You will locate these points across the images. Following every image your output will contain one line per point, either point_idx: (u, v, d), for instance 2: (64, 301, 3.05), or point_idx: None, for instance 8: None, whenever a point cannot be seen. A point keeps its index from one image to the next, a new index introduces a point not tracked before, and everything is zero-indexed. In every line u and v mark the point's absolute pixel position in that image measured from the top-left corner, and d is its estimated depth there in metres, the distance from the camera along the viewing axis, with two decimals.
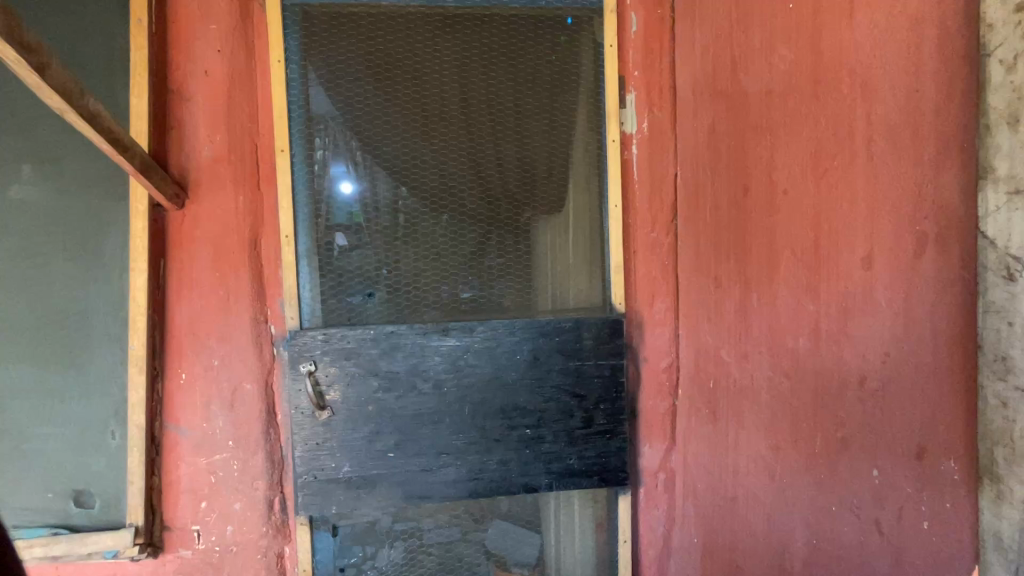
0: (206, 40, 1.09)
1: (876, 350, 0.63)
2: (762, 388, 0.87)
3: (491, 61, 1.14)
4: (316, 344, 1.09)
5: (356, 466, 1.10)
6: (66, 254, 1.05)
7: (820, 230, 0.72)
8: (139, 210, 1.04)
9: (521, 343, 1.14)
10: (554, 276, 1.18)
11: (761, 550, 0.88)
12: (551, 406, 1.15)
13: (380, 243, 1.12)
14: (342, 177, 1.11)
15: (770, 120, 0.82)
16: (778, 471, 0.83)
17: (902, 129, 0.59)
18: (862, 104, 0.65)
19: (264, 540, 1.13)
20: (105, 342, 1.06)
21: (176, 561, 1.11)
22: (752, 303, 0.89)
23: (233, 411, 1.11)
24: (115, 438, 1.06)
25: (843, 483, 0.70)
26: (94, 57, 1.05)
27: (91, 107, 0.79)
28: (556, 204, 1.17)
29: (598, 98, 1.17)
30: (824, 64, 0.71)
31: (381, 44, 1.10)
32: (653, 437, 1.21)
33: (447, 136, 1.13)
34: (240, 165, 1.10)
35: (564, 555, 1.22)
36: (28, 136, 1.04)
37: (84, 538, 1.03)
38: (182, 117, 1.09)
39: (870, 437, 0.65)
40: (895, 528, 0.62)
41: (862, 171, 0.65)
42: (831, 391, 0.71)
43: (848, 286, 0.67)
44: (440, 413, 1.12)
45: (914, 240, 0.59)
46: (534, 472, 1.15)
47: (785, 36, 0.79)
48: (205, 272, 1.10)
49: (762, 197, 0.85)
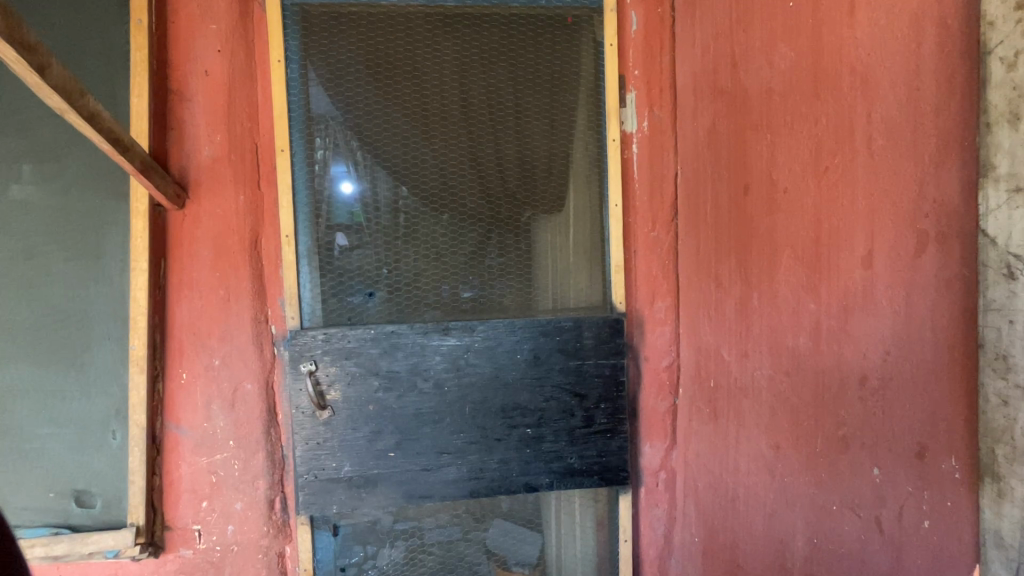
0: (206, 40, 1.09)
1: (876, 349, 0.63)
2: (763, 387, 0.87)
3: (491, 61, 1.14)
4: (316, 344, 1.09)
5: (357, 465, 1.10)
6: (66, 254, 1.05)
7: (821, 229, 0.72)
8: (140, 210, 1.04)
9: (521, 343, 1.14)
10: (554, 275, 1.18)
11: (762, 549, 0.88)
12: (551, 405, 1.15)
13: (381, 243, 1.11)
14: (342, 177, 1.10)
15: (770, 119, 0.82)
16: (778, 470, 0.83)
17: (902, 127, 0.59)
18: (862, 102, 0.64)
19: (265, 540, 1.13)
20: (106, 342, 1.06)
21: (177, 561, 1.11)
22: (752, 302, 0.89)
23: (234, 411, 1.11)
24: (116, 438, 1.06)
25: (843, 482, 0.70)
26: (94, 58, 1.05)
27: (90, 106, 0.79)
28: (557, 203, 1.17)
29: (598, 97, 1.17)
30: (824, 63, 0.71)
31: (380, 44, 1.10)
32: (654, 436, 1.21)
33: (448, 136, 1.13)
34: (240, 165, 1.10)
35: (564, 554, 1.22)
36: (28, 136, 1.04)
37: (85, 538, 1.03)
38: (183, 117, 1.09)
39: (871, 436, 0.65)
40: (895, 527, 0.62)
41: (863, 170, 0.65)
42: (831, 390, 0.71)
43: (848, 285, 0.67)
44: (441, 412, 1.12)
45: (914, 238, 0.58)
46: (535, 472, 1.15)
47: (785, 35, 0.79)
48: (206, 272, 1.10)
49: (763, 196, 0.85)
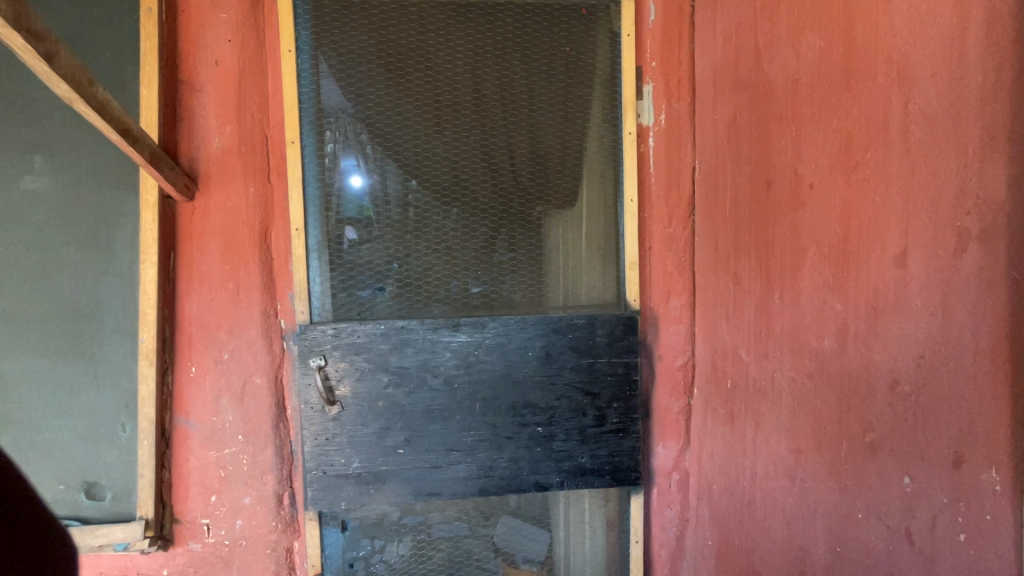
0: (217, 30, 1.07)
1: (910, 352, 0.61)
2: (784, 389, 0.84)
3: (504, 52, 1.11)
4: (326, 339, 1.07)
5: (366, 462, 1.09)
6: (76, 246, 1.04)
7: (850, 226, 0.70)
8: (149, 202, 1.03)
9: (533, 340, 1.12)
10: (566, 271, 1.15)
11: (782, 555, 0.86)
12: (563, 403, 1.13)
13: (391, 236, 1.10)
14: (352, 170, 1.08)
15: (795, 112, 0.80)
16: (800, 475, 0.81)
17: (943, 120, 0.57)
18: (898, 93, 0.62)
19: (273, 535, 1.12)
20: (116, 334, 1.05)
21: (186, 554, 1.10)
22: (773, 302, 0.87)
23: (243, 405, 1.10)
24: (125, 430, 1.05)
25: (872, 489, 0.67)
26: (105, 48, 1.03)
27: (99, 95, 0.78)
28: (569, 198, 1.15)
29: (614, 89, 1.15)
30: (857, 53, 0.68)
31: (392, 33, 1.08)
32: (667, 437, 1.19)
33: (459, 128, 1.11)
34: (251, 156, 1.08)
35: (574, 553, 1.21)
36: (39, 127, 1.03)
37: (95, 529, 1.02)
38: (193, 108, 1.07)
39: (903, 443, 0.63)
40: (927, 538, 0.60)
41: (898, 164, 0.62)
42: (859, 393, 0.69)
43: (879, 285, 0.65)
44: (451, 409, 1.10)
45: (954, 237, 0.56)
46: (545, 471, 1.13)
47: (814, 23, 0.76)
48: (216, 265, 1.09)
49: (786, 193, 0.82)
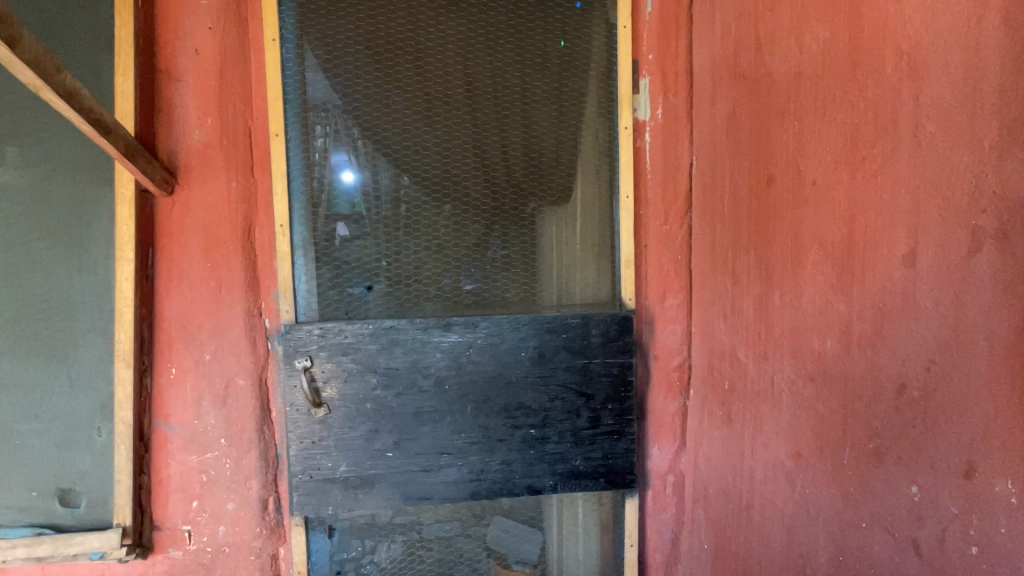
0: (197, 17, 1.03)
1: (919, 357, 0.58)
2: (784, 392, 0.82)
3: (497, 43, 1.08)
4: (312, 339, 1.03)
5: (354, 465, 1.06)
6: (48, 242, 1.00)
7: (855, 224, 0.67)
8: (126, 196, 0.99)
9: (525, 340, 1.08)
10: (560, 268, 1.12)
11: (782, 562, 0.84)
12: (556, 405, 1.09)
13: (381, 233, 1.06)
14: (343, 164, 1.05)
15: (799, 105, 0.77)
16: (800, 481, 0.79)
17: (958, 113, 0.54)
18: (909, 85, 0.59)
19: (257, 541, 1.08)
20: (92, 334, 1.01)
21: (167, 562, 1.06)
22: (773, 302, 0.84)
23: (225, 408, 1.06)
24: (101, 434, 1.01)
25: (877, 497, 0.65)
26: (78, 35, 0.99)
27: (68, 83, 0.73)
28: (564, 193, 1.12)
29: (609, 82, 1.12)
30: (864, 43, 0.65)
31: (382, 23, 1.04)
32: (662, 438, 1.16)
33: (451, 121, 1.07)
34: (232, 149, 1.05)
35: (568, 556, 1.18)
36: (10, 117, 0.99)
37: (69, 538, 0.98)
38: (172, 98, 1.03)
39: (911, 451, 0.60)
40: (935, 549, 0.58)
41: (908, 158, 0.60)
42: (865, 398, 0.66)
43: (885, 287, 0.63)
44: (442, 411, 1.07)
45: (968, 237, 0.53)
46: (538, 473, 1.10)
47: (819, 13, 0.73)
48: (196, 262, 1.05)
49: (788, 189, 0.80)
